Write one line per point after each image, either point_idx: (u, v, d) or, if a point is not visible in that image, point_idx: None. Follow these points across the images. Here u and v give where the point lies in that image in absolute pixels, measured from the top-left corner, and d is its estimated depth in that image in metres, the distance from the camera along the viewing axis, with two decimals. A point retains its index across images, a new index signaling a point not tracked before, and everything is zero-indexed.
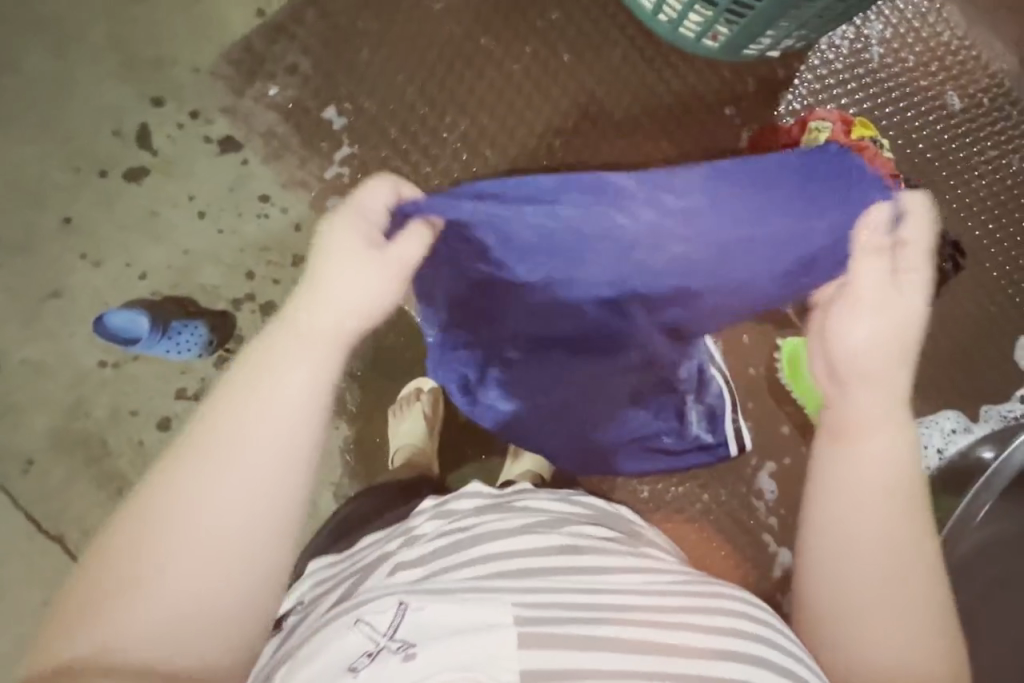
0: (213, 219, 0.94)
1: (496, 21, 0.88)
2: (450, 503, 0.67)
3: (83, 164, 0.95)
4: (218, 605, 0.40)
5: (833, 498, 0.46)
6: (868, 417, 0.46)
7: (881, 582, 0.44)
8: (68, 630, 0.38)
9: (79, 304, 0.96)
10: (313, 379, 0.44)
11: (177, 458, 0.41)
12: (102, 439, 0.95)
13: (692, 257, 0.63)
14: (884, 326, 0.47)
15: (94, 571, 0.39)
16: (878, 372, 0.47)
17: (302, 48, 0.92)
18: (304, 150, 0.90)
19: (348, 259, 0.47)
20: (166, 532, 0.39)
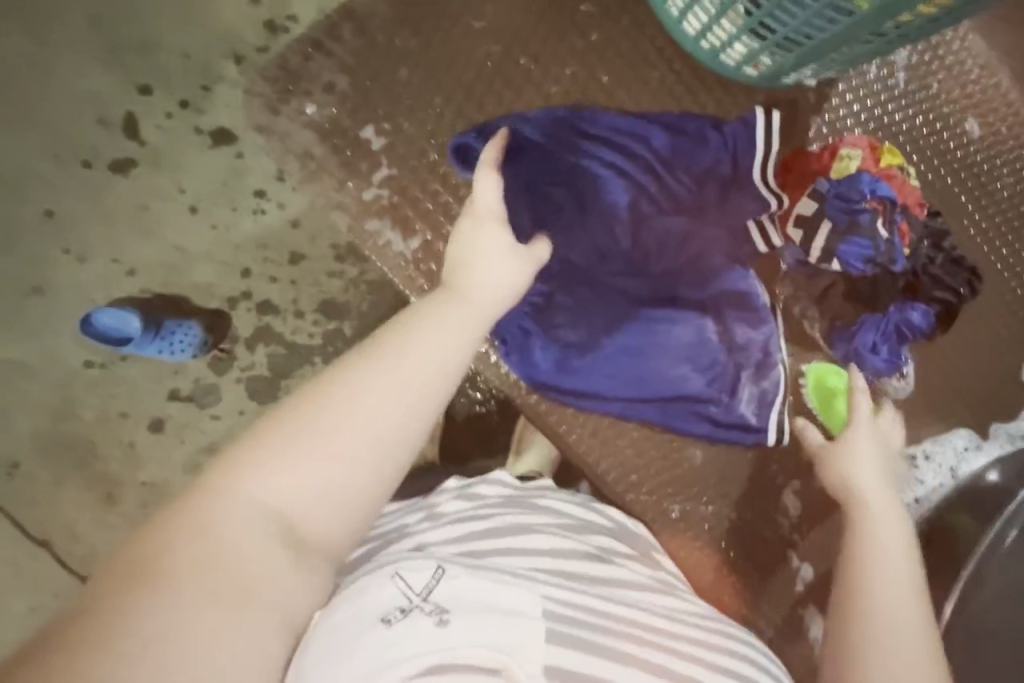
0: (205, 214, 1.21)
1: (535, 41, 0.87)
2: (477, 487, 0.72)
3: (66, 154, 1.19)
4: (340, 488, 0.44)
5: (874, 582, 0.63)
6: (872, 509, 0.71)
7: (913, 642, 0.58)
8: (230, 471, 0.42)
9: (60, 297, 1.19)
10: (461, 344, 0.52)
11: (345, 366, 0.48)
12: (91, 439, 1.20)
13: (675, 194, 0.87)
14: (870, 457, 0.78)
15: (262, 431, 0.44)
16: (873, 486, 0.74)
17: (339, 66, 0.83)
18: (342, 170, 0.83)
19: (490, 253, 0.62)
20: (327, 418, 0.44)
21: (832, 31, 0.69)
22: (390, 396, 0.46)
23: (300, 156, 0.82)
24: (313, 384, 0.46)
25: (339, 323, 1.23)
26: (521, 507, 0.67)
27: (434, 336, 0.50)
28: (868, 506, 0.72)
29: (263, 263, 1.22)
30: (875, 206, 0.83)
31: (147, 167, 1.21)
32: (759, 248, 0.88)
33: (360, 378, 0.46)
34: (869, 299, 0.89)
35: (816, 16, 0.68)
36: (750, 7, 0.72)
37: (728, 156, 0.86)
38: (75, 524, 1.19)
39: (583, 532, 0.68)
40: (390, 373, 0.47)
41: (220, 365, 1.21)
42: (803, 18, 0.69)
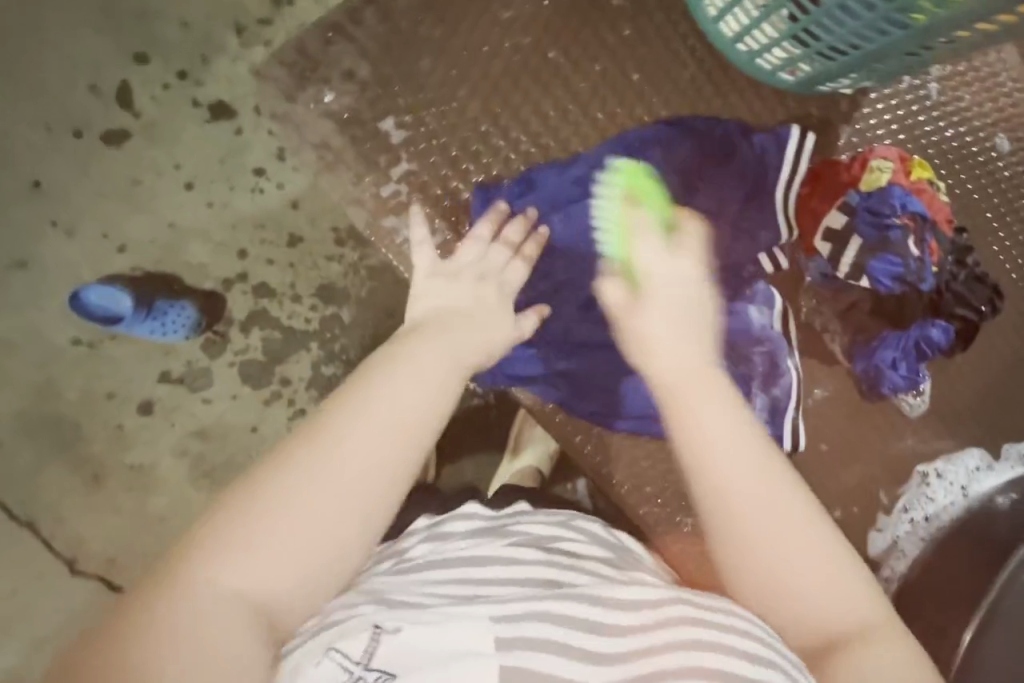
0: (200, 189, 1.21)
1: (565, 35, 0.84)
2: (445, 524, 0.73)
3: (55, 124, 1.19)
4: (329, 541, 0.52)
5: (727, 494, 0.57)
6: (695, 388, 0.62)
7: (785, 535, 0.57)
8: (229, 541, 0.50)
9: (47, 271, 1.18)
10: (427, 402, 0.59)
11: (321, 433, 0.55)
12: (77, 420, 1.17)
13: (697, 196, 0.84)
14: (669, 315, 0.65)
15: (247, 500, 0.51)
16: (682, 354, 0.63)
17: (360, 51, 0.80)
18: (360, 163, 0.79)
19: (486, 305, 0.71)
20: (316, 481, 0.52)
21: (883, 42, 0.67)
22: (386, 446, 0.55)
23: (317, 146, 0.79)
24: (282, 460, 0.53)
25: (337, 309, 1.22)
26: (485, 537, 0.70)
27: (417, 400, 0.59)
28: (688, 380, 0.62)
29: (259, 245, 1.21)
30: (906, 222, 0.83)
31: (140, 139, 1.20)
32: (767, 272, 0.87)
33: (337, 455, 0.54)
34: (896, 315, 0.88)
35: (866, 28, 0.66)
36: (795, 14, 0.69)
37: (757, 173, 0.85)
38: (59, 506, 1.17)
39: (550, 549, 0.69)
40: (368, 447, 0.55)
41: (213, 348, 1.20)
42: (854, 29, 0.66)
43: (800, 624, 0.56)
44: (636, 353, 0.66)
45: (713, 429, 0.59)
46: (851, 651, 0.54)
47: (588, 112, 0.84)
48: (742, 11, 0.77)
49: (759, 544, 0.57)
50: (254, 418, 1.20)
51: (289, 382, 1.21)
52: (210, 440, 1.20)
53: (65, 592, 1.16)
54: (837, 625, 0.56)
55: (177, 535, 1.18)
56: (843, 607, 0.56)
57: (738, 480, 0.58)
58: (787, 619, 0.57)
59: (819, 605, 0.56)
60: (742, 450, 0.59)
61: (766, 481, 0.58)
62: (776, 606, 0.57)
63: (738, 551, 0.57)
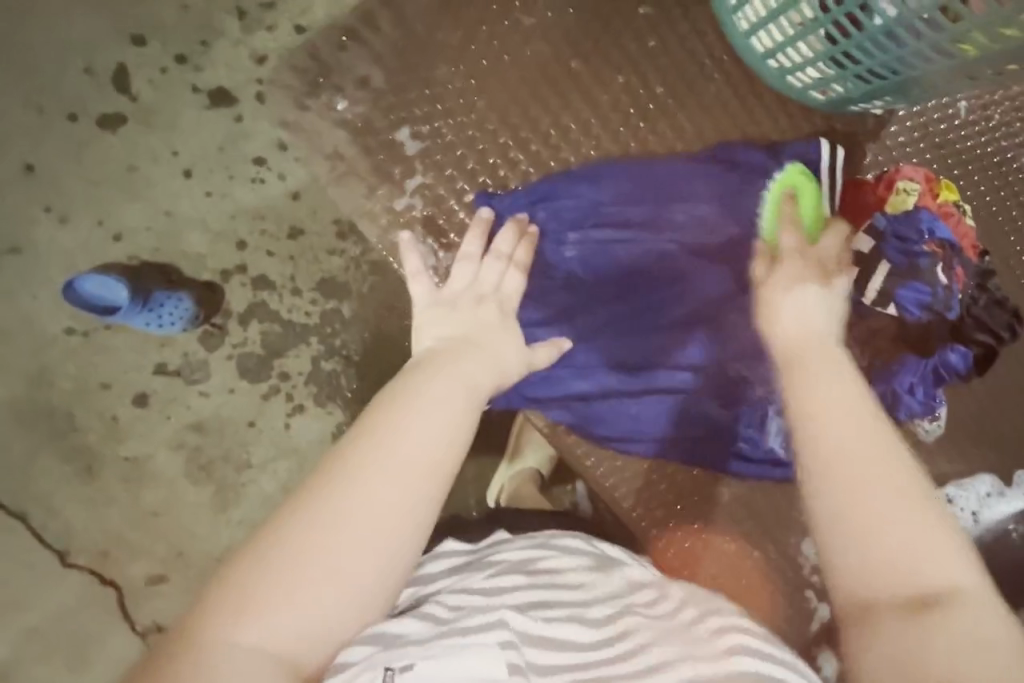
0: (199, 177, 1.17)
1: (587, 43, 0.85)
2: (425, 567, 0.74)
3: (48, 106, 1.15)
4: (350, 585, 0.55)
5: (838, 435, 0.58)
6: (806, 351, 0.64)
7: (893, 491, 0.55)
8: (251, 589, 0.52)
9: (40, 257, 1.14)
10: (438, 441, 0.62)
11: (335, 481, 0.58)
12: (70, 410, 1.14)
13: (722, 220, 0.83)
14: (799, 287, 0.68)
15: (267, 546, 0.55)
16: (796, 321, 0.67)
17: (374, 57, 0.82)
18: (372, 175, 0.81)
19: (495, 333, 0.72)
20: (330, 526, 0.55)
21: (924, 68, 0.71)
22: (397, 489, 0.58)
23: (329, 156, 0.81)
24: (314, 492, 0.57)
25: (338, 304, 1.19)
26: (464, 573, 0.71)
27: (425, 441, 0.61)
28: (801, 348, 0.65)
29: (259, 237, 1.18)
30: (934, 249, 0.81)
31: (137, 124, 1.16)
32: None
33: (362, 488, 0.57)
34: (918, 342, 0.86)
35: (910, 54, 0.69)
36: (834, 38, 0.73)
37: None
38: (48, 499, 1.14)
39: (532, 571, 0.70)
40: (388, 478, 0.58)
41: (211, 341, 1.17)
42: (897, 54, 0.70)
43: (895, 578, 0.52)
44: (763, 319, 0.68)
45: (828, 390, 0.61)
46: (941, 608, 0.50)
47: (609, 124, 0.85)
48: (776, 28, 0.79)
49: (861, 491, 0.55)
50: (251, 412, 1.17)
51: (288, 377, 1.18)
52: (207, 433, 1.17)
53: (57, 584, 1.13)
54: (929, 580, 0.52)
55: (172, 528, 1.16)
56: (935, 563, 0.52)
57: (844, 429, 0.58)
58: (879, 575, 0.53)
59: (914, 559, 0.52)
60: (854, 410, 0.59)
61: (870, 432, 0.58)
62: (872, 555, 0.53)
63: (841, 496, 0.55)
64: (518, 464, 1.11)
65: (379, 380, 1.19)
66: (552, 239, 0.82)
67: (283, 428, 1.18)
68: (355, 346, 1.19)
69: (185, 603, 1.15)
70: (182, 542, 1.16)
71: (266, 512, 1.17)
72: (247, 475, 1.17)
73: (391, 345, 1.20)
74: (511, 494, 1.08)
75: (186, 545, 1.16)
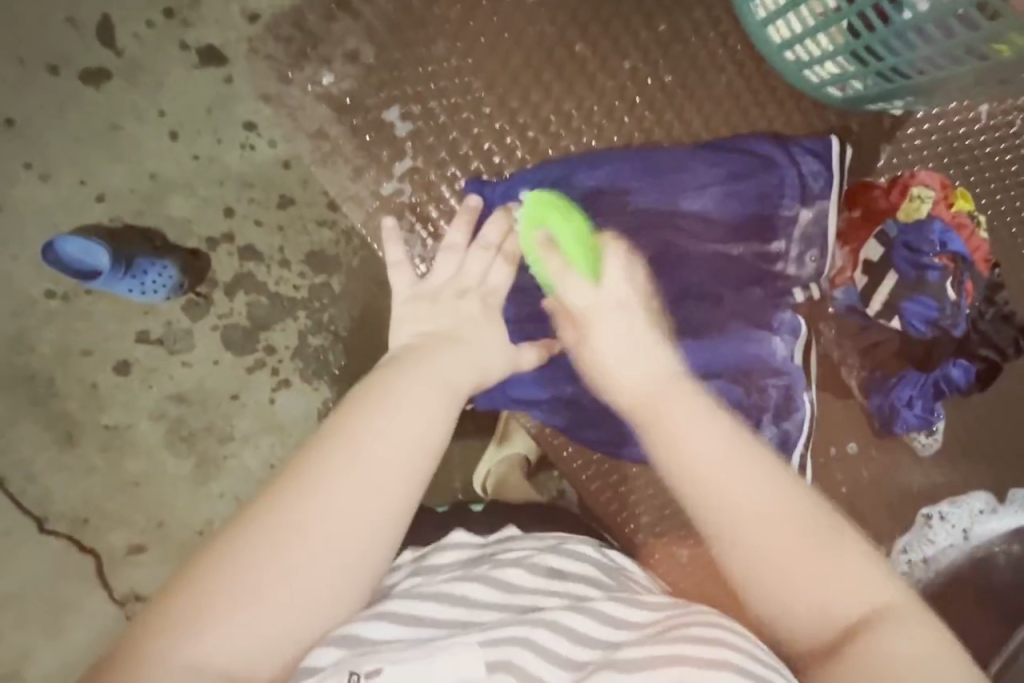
0: (186, 139, 1.12)
1: (595, 26, 0.86)
2: (432, 557, 0.69)
3: (29, 58, 1.09)
4: (312, 591, 0.52)
5: (715, 491, 0.54)
6: (666, 400, 0.59)
7: (783, 510, 0.53)
8: (204, 594, 0.49)
9: (19, 214, 1.10)
10: (420, 440, 0.58)
11: (300, 478, 0.54)
12: (49, 376, 1.11)
13: (723, 213, 0.81)
14: (625, 320, 0.65)
15: (225, 546, 0.51)
16: (647, 371, 0.62)
17: (365, 32, 0.85)
18: (360, 157, 0.86)
19: (479, 328, 0.69)
20: (294, 529, 0.52)
21: (950, 71, 0.69)
22: (372, 491, 0.54)
23: (313, 135, 0.87)
24: (280, 491, 0.53)
25: (327, 278, 1.15)
26: (472, 567, 0.67)
27: (403, 439, 0.57)
28: (659, 398, 0.60)
29: (247, 205, 1.13)
30: (946, 263, 0.79)
31: (121, 80, 1.11)
32: (798, 302, 0.83)
33: (328, 488, 0.53)
34: (923, 358, 0.84)
35: (937, 54, 0.68)
36: (857, 30, 0.72)
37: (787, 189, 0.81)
38: (24, 465, 1.10)
39: (541, 569, 0.66)
40: (355, 479, 0.54)
41: (195, 310, 1.13)
42: (924, 54, 0.68)
43: (815, 622, 0.51)
44: (603, 371, 0.64)
45: (689, 434, 0.57)
46: (865, 642, 0.49)
47: (614, 114, 0.86)
48: (796, 19, 0.79)
49: (761, 545, 0.52)
50: (236, 385, 1.14)
51: (274, 351, 1.14)
52: (189, 405, 1.13)
53: (34, 551, 1.10)
54: (848, 612, 0.50)
55: (152, 499, 1.12)
56: (852, 593, 0.51)
57: (721, 484, 0.54)
58: (799, 621, 0.51)
59: (824, 599, 0.51)
60: (721, 439, 0.56)
61: (766, 471, 0.55)
62: (789, 606, 0.51)
63: (739, 551, 0.53)
64: (507, 448, 1.08)
65: (367, 359, 1.15)
66: None
67: (268, 403, 1.14)
68: (343, 323, 1.15)
69: (165, 573, 1.12)
70: (162, 514, 1.13)
71: (249, 487, 1.14)
72: (230, 448, 1.14)
73: (380, 322, 1.16)
74: (497, 481, 1.05)
75: (166, 516, 1.13)
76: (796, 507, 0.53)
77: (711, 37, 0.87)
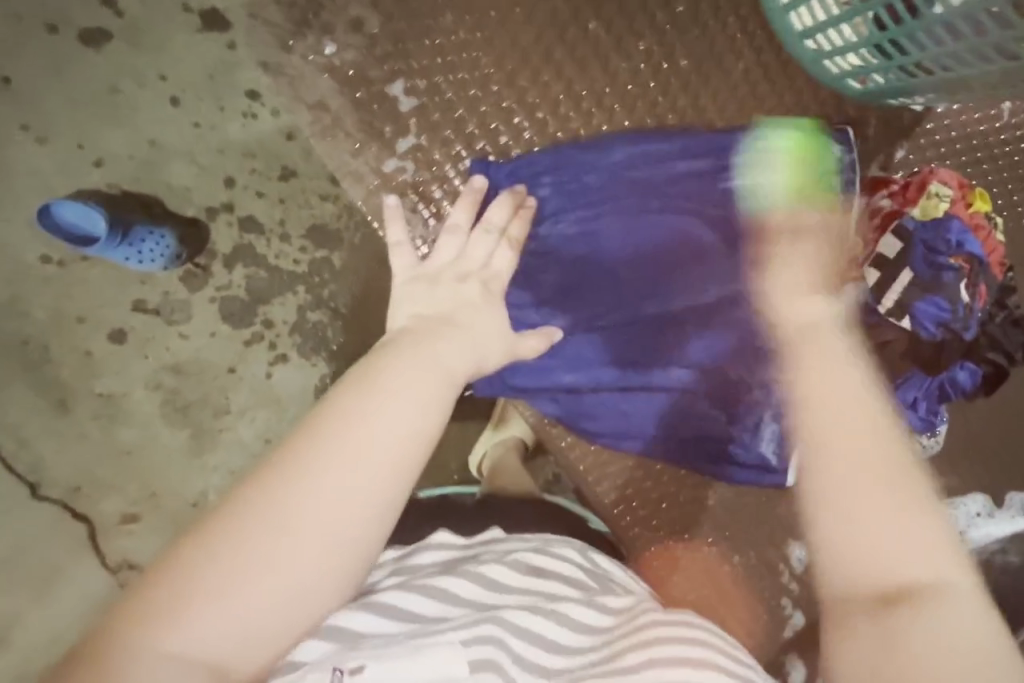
0: (185, 105, 1.09)
1: (610, 6, 0.83)
2: (415, 555, 0.68)
3: (28, 16, 1.06)
4: (299, 582, 0.50)
5: (823, 409, 0.54)
6: (817, 336, 0.61)
7: (882, 465, 0.51)
8: (188, 576, 0.48)
9: (15, 175, 1.07)
10: (415, 429, 0.56)
11: (292, 464, 0.52)
12: (43, 341, 1.09)
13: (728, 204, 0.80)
14: (806, 266, 0.67)
15: (212, 528, 0.50)
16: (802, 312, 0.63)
17: (374, 3, 0.83)
18: (364, 133, 0.84)
19: (475, 312, 0.67)
20: (285, 516, 0.50)
21: (979, 70, 0.67)
22: (364, 482, 0.53)
23: (314, 106, 0.85)
24: (270, 476, 0.52)
25: (328, 253, 1.13)
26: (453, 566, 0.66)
27: (398, 427, 0.56)
28: (811, 331, 0.61)
29: (248, 175, 1.11)
30: (961, 263, 0.80)
31: (121, 42, 1.08)
32: None
33: (320, 476, 0.52)
34: (930, 361, 0.83)
35: (964, 52, 0.66)
36: (883, 23, 0.70)
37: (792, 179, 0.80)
38: (16, 430, 1.09)
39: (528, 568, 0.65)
40: (348, 471, 0.53)
41: (193, 281, 1.11)
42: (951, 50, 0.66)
43: (873, 569, 0.48)
44: (767, 295, 0.66)
45: (826, 366, 0.57)
46: (924, 609, 0.46)
47: (626, 98, 0.84)
48: (819, 8, 0.77)
49: (841, 469, 0.51)
50: (232, 358, 1.12)
51: (272, 326, 1.13)
52: (185, 376, 1.12)
53: (27, 516, 1.10)
54: (907, 573, 0.47)
55: (146, 470, 1.12)
56: (917, 553, 0.48)
57: (840, 401, 0.54)
58: (857, 565, 0.49)
59: (893, 544, 0.48)
60: (852, 386, 0.55)
61: (875, 418, 0.53)
62: (839, 541, 0.49)
63: (818, 470, 0.51)
64: (504, 431, 1.06)
65: (367, 336, 1.14)
66: (555, 223, 0.80)
67: (264, 377, 1.13)
68: (345, 300, 1.13)
69: (157, 544, 1.12)
70: (155, 484, 1.12)
71: (244, 461, 1.13)
72: (225, 422, 1.13)
73: (380, 300, 1.14)
74: (491, 464, 1.03)
75: (160, 488, 1.12)
76: (887, 462, 0.51)
77: (730, 19, 0.85)
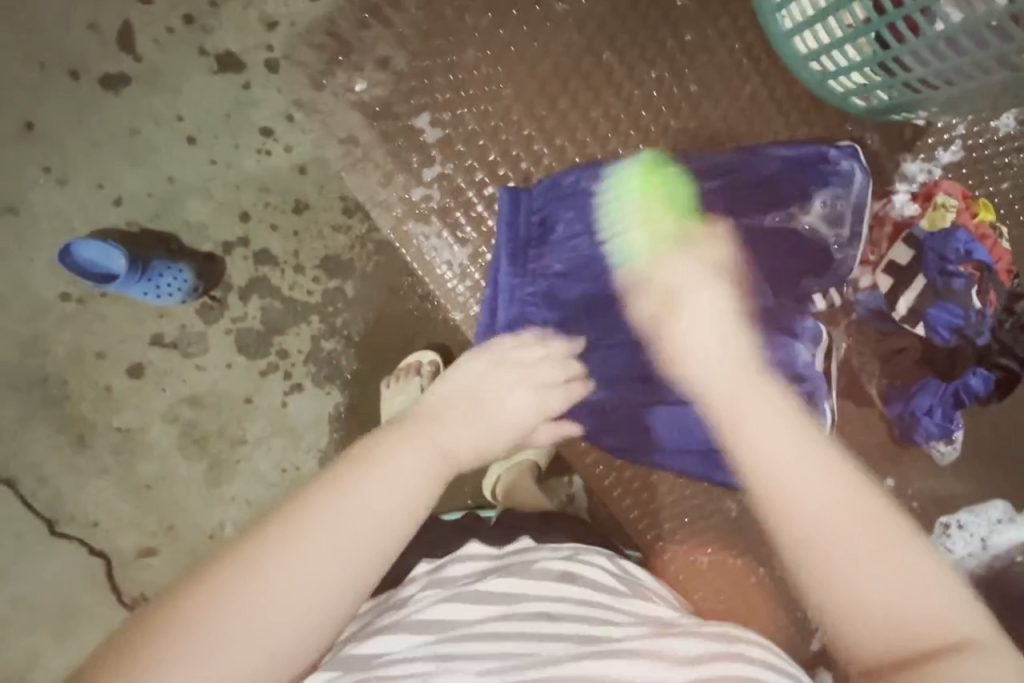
0: (203, 143, 1.13)
1: (620, 36, 0.87)
2: (447, 569, 0.70)
3: (49, 62, 1.10)
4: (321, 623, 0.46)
5: (779, 493, 0.47)
6: (738, 393, 0.52)
7: (859, 527, 0.46)
8: (205, 610, 0.43)
9: (36, 216, 1.10)
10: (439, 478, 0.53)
11: (319, 501, 0.47)
12: (63, 378, 1.11)
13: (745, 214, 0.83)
14: (697, 322, 0.57)
15: (235, 562, 0.45)
16: (704, 362, 0.55)
17: (394, 41, 0.87)
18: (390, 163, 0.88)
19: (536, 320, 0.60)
20: (313, 554, 0.46)
21: (982, 81, 0.70)
22: (392, 524, 0.49)
23: (344, 141, 0.89)
24: (296, 511, 0.47)
25: (340, 283, 1.15)
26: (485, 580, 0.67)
27: (425, 474, 0.52)
28: (730, 388, 0.53)
29: (263, 208, 1.14)
30: (971, 271, 0.82)
31: (142, 86, 1.12)
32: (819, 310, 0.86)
33: (349, 516, 0.47)
34: (944, 367, 0.86)
35: (968, 65, 0.69)
36: (886, 41, 0.73)
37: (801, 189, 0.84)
38: (35, 467, 1.10)
39: (557, 579, 0.65)
40: (377, 514, 0.48)
41: (209, 314, 1.14)
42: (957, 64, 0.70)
43: (891, 639, 0.44)
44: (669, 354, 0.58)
45: (765, 441, 0.49)
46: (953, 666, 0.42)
47: (640, 123, 0.88)
48: (823, 31, 0.81)
49: (825, 547, 0.45)
50: (249, 388, 1.14)
51: (287, 355, 1.14)
52: (202, 407, 1.13)
53: (46, 553, 1.10)
54: (929, 628, 0.44)
55: (165, 502, 1.13)
56: (921, 602, 0.44)
57: (792, 470, 0.48)
58: (873, 631, 0.44)
59: (898, 604, 0.44)
60: (797, 447, 0.49)
61: (828, 474, 0.47)
62: (848, 621, 0.45)
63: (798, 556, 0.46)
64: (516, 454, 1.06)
65: (382, 363, 1.16)
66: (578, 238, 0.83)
67: (281, 406, 1.14)
68: (358, 328, 1.15)
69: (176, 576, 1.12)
70: (173, 516, 1.13)
71: (261, 491, 1.14)
72: (241, 452, 1.14)
73: (394, 327, 1.16)
74: (507, 487, 1.02)
75: (178, 519, 1.13)
76: (862, 516, 0.46)
77: (735, 45, 0.89)
